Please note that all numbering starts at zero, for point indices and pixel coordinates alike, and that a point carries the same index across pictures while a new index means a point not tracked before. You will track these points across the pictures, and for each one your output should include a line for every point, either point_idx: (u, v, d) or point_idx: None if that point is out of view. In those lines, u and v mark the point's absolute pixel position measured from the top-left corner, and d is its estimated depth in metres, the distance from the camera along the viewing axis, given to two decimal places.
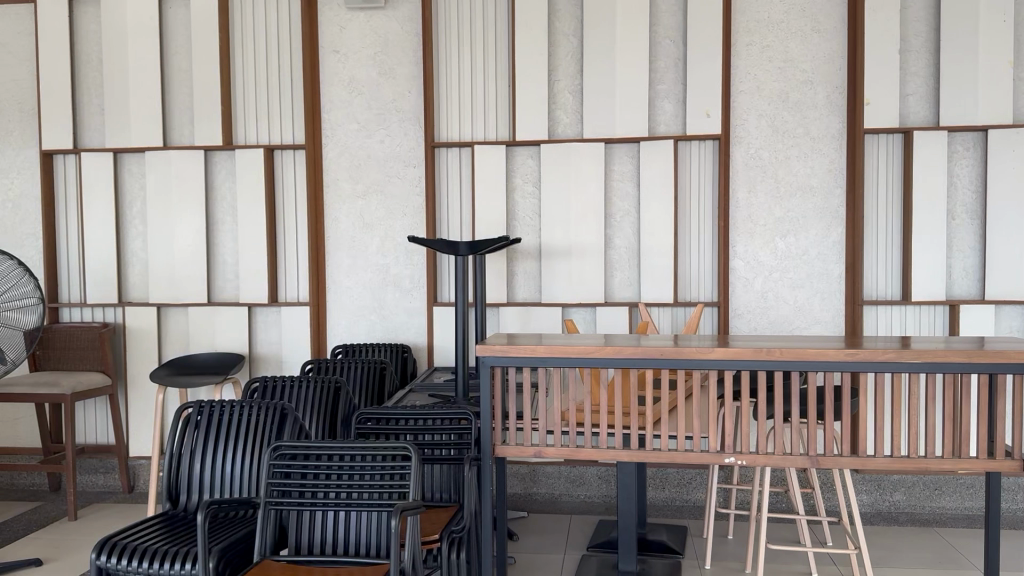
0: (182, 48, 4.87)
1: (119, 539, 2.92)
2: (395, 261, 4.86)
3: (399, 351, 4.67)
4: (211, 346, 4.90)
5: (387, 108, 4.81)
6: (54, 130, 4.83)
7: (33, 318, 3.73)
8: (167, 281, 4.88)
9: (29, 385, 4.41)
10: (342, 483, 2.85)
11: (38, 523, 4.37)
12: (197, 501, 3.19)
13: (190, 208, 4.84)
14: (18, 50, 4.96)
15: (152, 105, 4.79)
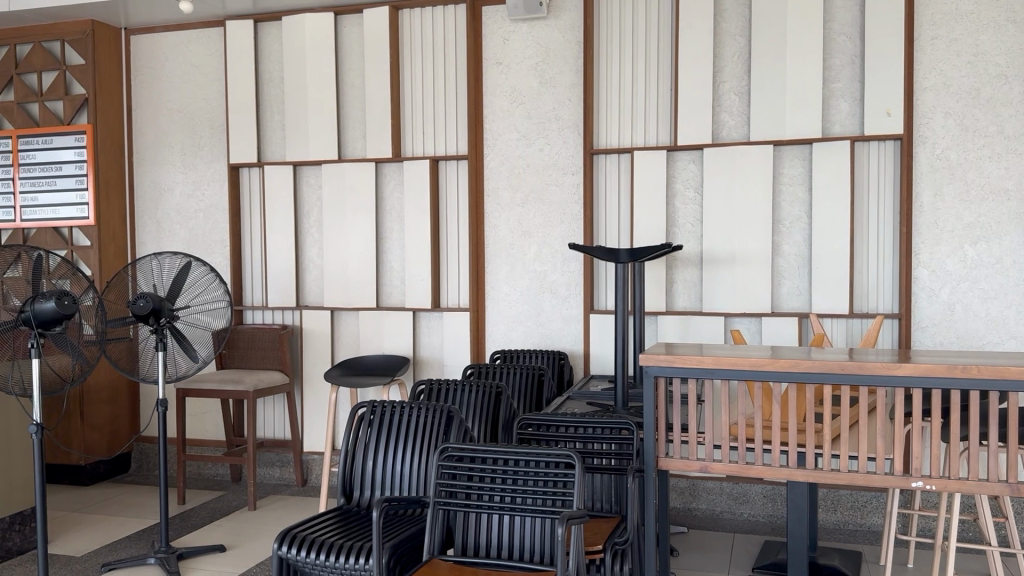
0: (356, 65, 5.10)
1: (299, 530, 3.07)
2: (553, 268, 4.86)
3: (556, 357, 4.65)
4: (379, 348, 5.08)
5: (547, 117, 4.83)
6: (241, 146, 5.18)
7: (223, 320, 4.05)
8: (340, 286, 5.12)
9: (217, 381, 4.74)
10: (506, 487, 2.86)
11: (222, 511, 4.67)
12: (369, 497, 3.31)
13: (361, 217, 5.06)
14: (209, 71, 5.33)
15: (329, 121, 5.05)
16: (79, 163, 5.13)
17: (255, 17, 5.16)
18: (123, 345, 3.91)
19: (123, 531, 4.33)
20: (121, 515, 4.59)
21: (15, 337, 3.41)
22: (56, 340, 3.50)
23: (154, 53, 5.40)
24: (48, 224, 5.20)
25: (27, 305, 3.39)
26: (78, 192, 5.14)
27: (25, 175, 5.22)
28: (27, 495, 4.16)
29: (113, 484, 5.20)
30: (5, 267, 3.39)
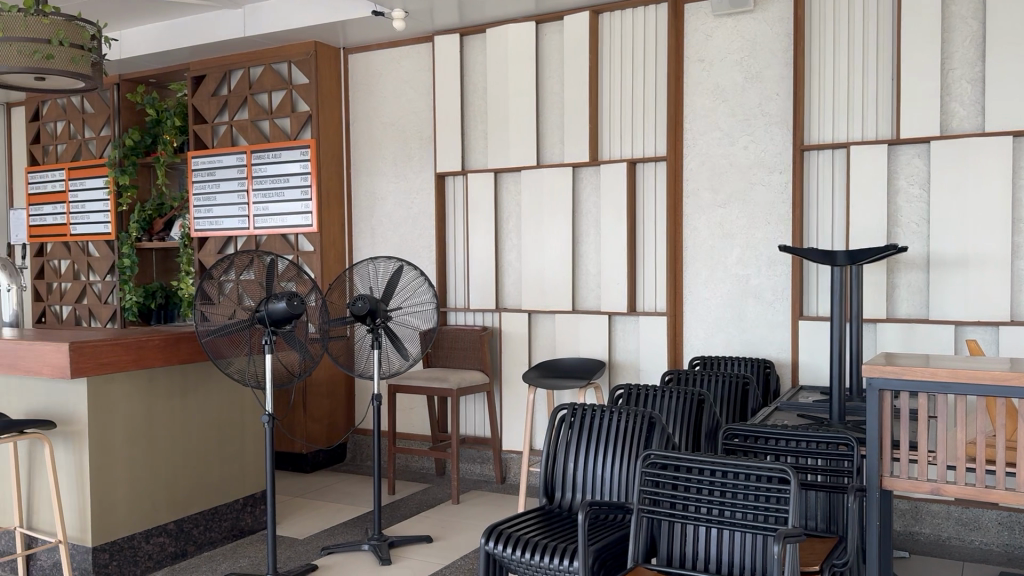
0: (555, 71, 5.16)
1: (505, 527, 3.12)
2: (756, 271, 4.66)
3: (761, 366, 4.46)
4: (574, 352, 5.11)
5: (752, 113, 4.64)
6: (446, 155, 5.41)
7: (430, 321, 4.22)
8: (538, 290, 5.20)
9: (423, 379, 4.97)
10: (714, 499, 2.71)
11: (428, 503, 4.89)
12: (571, 499, 3.30)
13: (559, 221, 5.11)
14: (418, 84, 5.60)
15: (529, 127, 5.15)
16: (303, 175, 5.56)
17: (461, 31, 5.36)
18: (341, 343, 4.19)
19: (340, 517, 4.64)
20: (338, 502, 4.91)
21: (250, 335, 3.74)
22: (286, 337, 3.83)
23: (369, 70, 5.76)
24: (277, 231, 5.67)
25: (261, 305, 3.73)
26: (303, 202, 5.57)
27: (258, 187, 5.72)
28: (256, 478, 4.55)
29: (329, 472, 5.58)
30: (241, 270, 3.74)
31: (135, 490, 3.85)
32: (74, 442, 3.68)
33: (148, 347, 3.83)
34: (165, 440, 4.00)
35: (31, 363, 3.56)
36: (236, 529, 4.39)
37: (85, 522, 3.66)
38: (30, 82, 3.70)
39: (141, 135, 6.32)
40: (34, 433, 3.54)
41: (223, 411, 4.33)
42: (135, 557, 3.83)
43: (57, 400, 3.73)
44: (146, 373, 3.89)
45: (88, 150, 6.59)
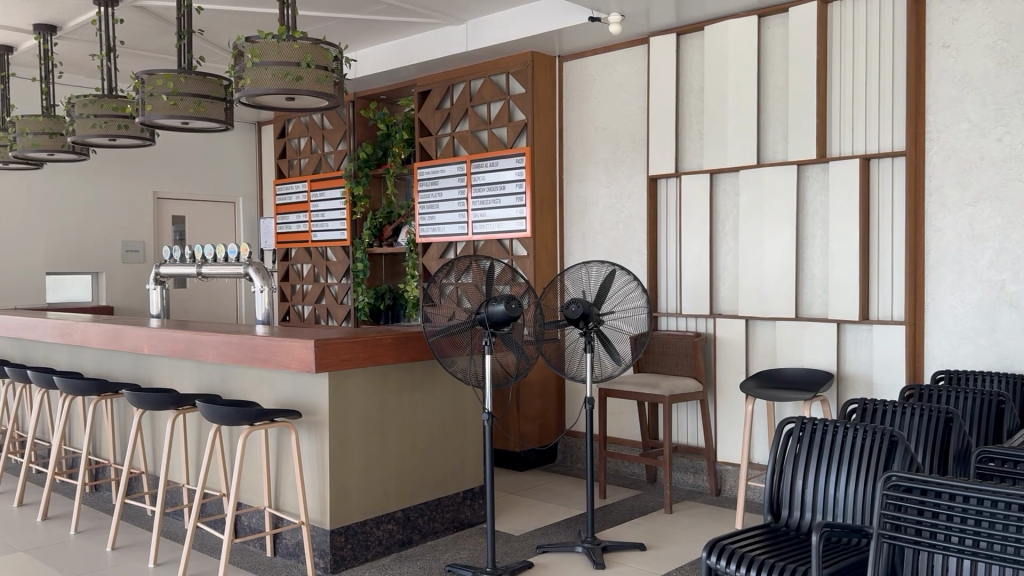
0: (779, 66, 4.94)
1: (728, 543, 2.98)
2: (1013, 277, 4.18)
3: (1019, 383, 3.98)
4: (797, 362, 4.84)
5: (1008, 101, 4.17)
6: (660, 158, 5.34)
7: (641, 326, 4.11)
8: (757, 296, 5.00)
9: (635, 384, 4.93)
10: (968, 529, 2.40)
11: (641, 510, 4.84)
12: (801, 519, 3.11)
13: (782, 222, 4.87)
14: (632, 87, 5.58)
15: (749, 126, 4.96)
16: (518, 182, 5.72)
17: (677, 30, 5.28)
18: (553, 345, 4.25)
19: (554, 517, 4.71)
20: (551, 502, 4.99)
21: (471, 336, 3.88)
22: (504, 339, 3.93)
23: (584, 75, 5.82)
24: (494, 236, 5.88)
25: (481, 307, 3.85)
26: (518, 208, 5.73)
27: (476, 194, 5.96)
28: (476, 473, 4.73)
29: (542, 472, 5.70)
30: (460, 273, 3.88)
31: (368, 479, 4.13)
32: (317, 431, 4.01)
33: (381, 346, 4.07)
34: (395, 433, 4.26)
35: (280, 358, 3.88)
36: (457, 521, 4.59)
37: (325, 506, 3.98)
38: (282, 102, 4.04)
39: (373, 148, 6.84)
40: (283, 421, 3.90)
41: (446, 408, 4.55)
42: (367, 541, 4.11)
43: (302, 392, 4.09)
44: (379, 369, 4.17)
45: (326, 164, 7.19)
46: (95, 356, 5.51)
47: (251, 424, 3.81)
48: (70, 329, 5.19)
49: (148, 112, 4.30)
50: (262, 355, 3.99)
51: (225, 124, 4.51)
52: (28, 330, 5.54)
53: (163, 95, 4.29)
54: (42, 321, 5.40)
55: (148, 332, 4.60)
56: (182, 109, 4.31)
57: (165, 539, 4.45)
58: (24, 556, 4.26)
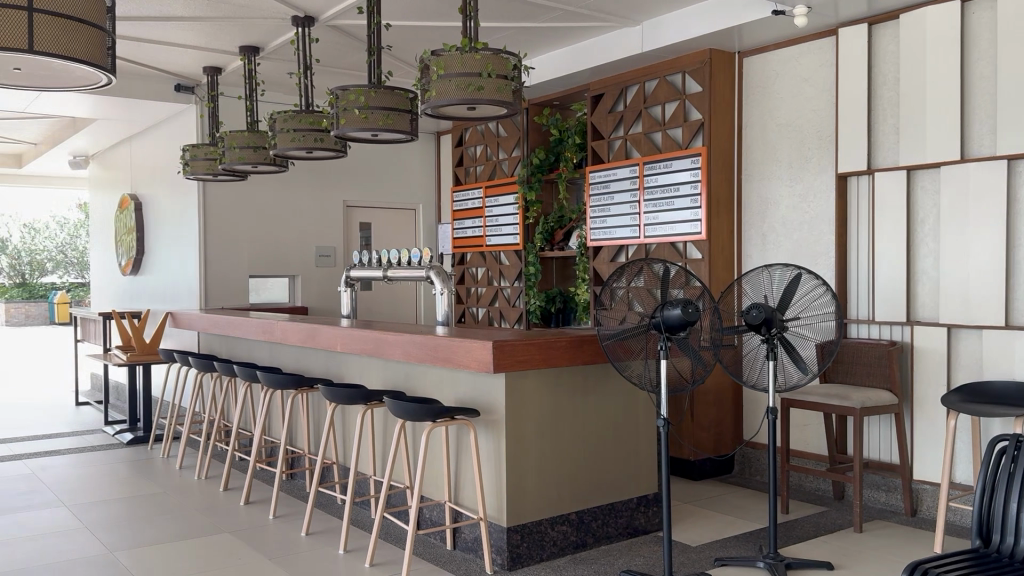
0: (985, 51, 4.52)
1: (931, 566, 2.71)
2: None
3: None
4: (1007, 375, 4.41)
5: None
6: (850, 156, 5.06)
7: (827, 333, 3.85)
8: (960, 303, 4.60)
9: (822, 395, 4.68)
10: None
11: (828, 528, 4.59)
12: (1015, 545, 2.80)
13: (989, 222, 4.46)
14: (818, 81, 5.32)
15: (952, 119, 4.59)
16: (693, 183, 5.60)
17: (870, 19, 4.99)
18: (730, 351, 4.03)
19: (733, 530, 4.56)
20: (729, 514, 4.84)
21: (647, 341, 3.82)
22: (680, 344, 3.81)
23: (766, 71, 5.61)
24: (667, 240, 5.79)
25: (656, 312, 3.76)
26: (693, 210, 5.60)
27: (649, 197, 5.89)
28: (650, 481, 4.68)
29: (718, 482, 5.54)
30: (632, 277, 3.84)
31: (543, 479, 4.19)
32: (494, 430, 4.11)
33: (557, 349, 4.11)
34: (570, 436, 4.29)
35: (461, 358, 4.01)
36: (631, 527, 4.55)
37: (501, 504, 4.06)
38: (464, 111, 4.18)
39: (546, 154, 6.92)
40: (463, 419, 4.02)
41: (619, 412, 4.52)
42: (542, 541, 4.16)
43: (481, 391, 4.20)
44: (554, 372, 4.21)
45: (501, 170, 7.37)
46: (292, 354, 5.94)
47: (433, 421, 3.96)
48: (271, 328, 5.62)
49: (342, 125, 4.59)
50: (444, 355, 4.13)
51: (410, 134, 4.72)
52: (235, 328, 6.06)
53: (355, 109, 4.56)
54: (247, 320, 5.88)
55: (340, 331, 4.90)
56: (372, 121, 4.56)
57: (354, 528, 4.72)
58: (232, 536, 4.66)
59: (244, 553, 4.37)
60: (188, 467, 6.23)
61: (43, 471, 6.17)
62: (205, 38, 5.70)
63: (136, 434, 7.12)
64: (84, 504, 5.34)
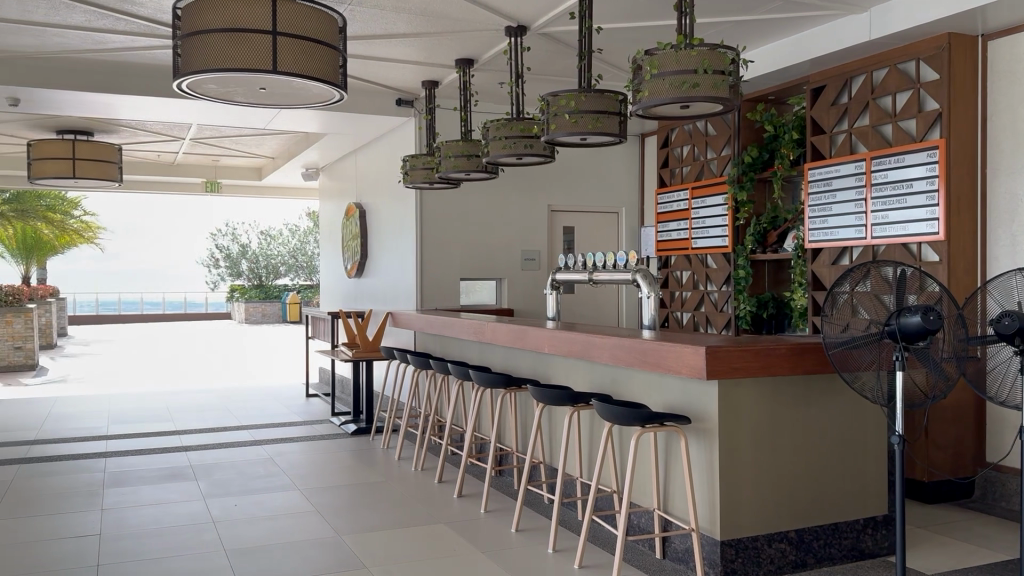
0: None
1: None
2: None
3: None
4: None
5: None
6: None
7: None
8: None
9: None
10: None
11: None
12: None
13: None
14: None
15: None
16: (929, 179, 5.13)
17: None
18: (972, 364, 3.46)
19: (976, 559, 4.13)
20: (970, 542, 4.40)
21: (881, 350, 3.52)
22: (919, 354, 3.48)
23: (1014, 54, 5.04)
24: (899, 241, 5.34)
25: (891, 318, 3.48)
26: (928, 207, 5.12)
27: (877, 195, 5.47)
28: (879, 502, 4.34)
29: (955, 507, 5.05)
30: (858, 281, 3.55)
31: (759, 494, 4.00)
32: (707, 439, 3.98)
33: (776, 356, 3.91)
34: (789, 450, 4.08)
35: (671, 363, 3.91)
36: (857, 550, 4.25)
37: (715, 516, 3.93)
38: (677, 111, 4.10)
39: (759, 151, 6.66)
40: (673, 426, 3.93)
41: (844, 427, 4.23)
42: (757, 558, 3.98)
43: (693, 398, 4.09)
44: (771, 380, 4.02)
45: (709, 170, 7.17)
46: (501, 354, 6.11)
47: (643, 426, 3.90)
48: (481, 328, 5.81)
49: (553, 130, 4.66)
50: (652, 360, 4.05)
51: (619, 137, 4.70)
52: (448, 328, 6.33)
53: (565, 114, 4.62)
54: (459, 321, 6.12)
55: (548, 332, 4.96)
56: (582, 125, 4.59)
57: (562, 529, 4.77)
58: (446, 527, 4.86)
59: (458, 545, 4.55)
60: (405, 459, 6.58)
61: (280, 456, 6.78)
62: (423, 53, 6.00)
63: (359, 425, 7.64)
64: (316, 489, 5.80)
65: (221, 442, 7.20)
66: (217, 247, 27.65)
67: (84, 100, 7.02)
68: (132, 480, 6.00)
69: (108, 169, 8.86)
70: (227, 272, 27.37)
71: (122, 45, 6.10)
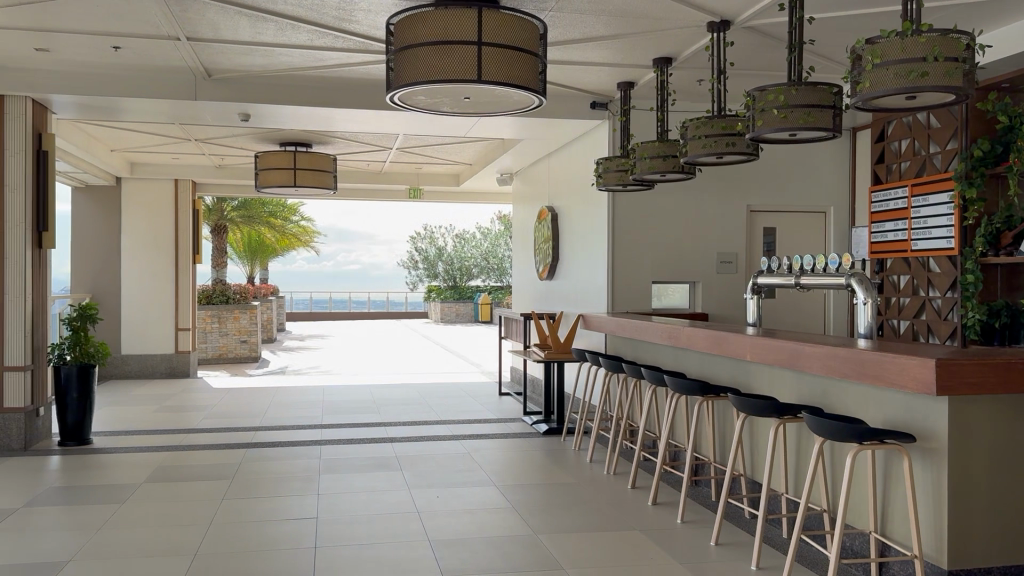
0: None
1: None
2: None
3: None
4: None
5: None
6: None
7: None
8: None
9: None
10: None
11: None
12: None
13: None
14: None
15: None
16: None
17: None
18: None
19: None
20: None
21: None
22: None
23: None
24: None
25: None
26: None
27: None
28: None
29: None
30: None
31: (995, 522, 3.61)
32: (934, 460, 3.65)
33: (1019, 372, 3.51)
34: None
35: (894, 376, 3.62)
36: None
37: (941, 543, 3.59)
38: (902, 101, 3.79)
39: (990, 144, 6.06)
40: (894, 444, 3.63)
41: None
42: None
43: (917, 414, 3.76)
44: (1012, 397, 3.61)
45: (932, 166, 6.67)
46: (698, 359, 5.94)
47: (860, 443, 3.63)
48: (677, 333, 5.65)
49: (759, 127, 4.45)
50: (872, 372, 3.76)
51: (833, 132, 4.42)
52: (642, 332, 6.22)
53: (773, 109, 4.40)
54: (653, 325, 6.01)
55: (750, 340, 4.75)
56: (791, 121, 4.36)
57: (765, 546, 4.55)
58: (642, 534, 4.78)
59: (654, 554, 4.46)
60: (597, 462, 6.57)
61: (476, 452, 6.98)
62: (621, 54, 5.97)
63: (551, 425, 7.73)
64: (512, 486, 5.91)
65: (421, 436, 7.53)
66: (415, 250, 29.14)
67: (305, 114, 7.61)
68: (343, 468, 6.42)
69: (323, 177, 9.56)
70: (424, 273, 28.78)
71: (338, 61, 6.54)
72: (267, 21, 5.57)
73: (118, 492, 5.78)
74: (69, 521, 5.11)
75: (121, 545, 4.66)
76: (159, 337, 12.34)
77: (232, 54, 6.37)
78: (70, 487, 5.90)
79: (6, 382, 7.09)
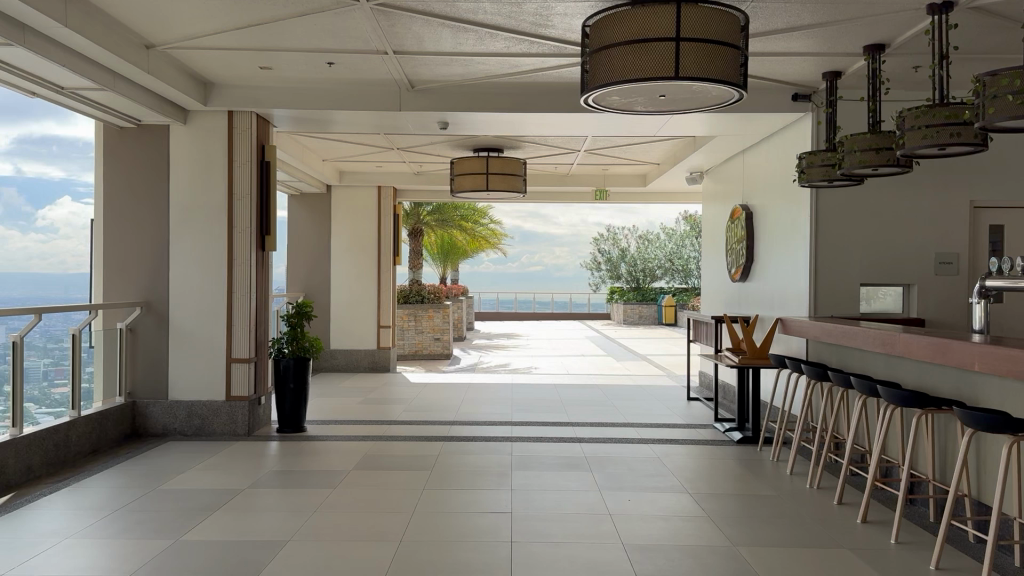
0: None
1: None
2: None
3: None
4: None
5: None
6: None
7: None
8: None
9: None
10: None
11: None
12: None
13: None
14: None
15: None
16: None
17: None
18: None
19: None
20: None
21: None
22: None
23: None
24: None
25: None
26: None
27: None
28: None
29: None
30: None
31: None
32: None
33: None
34: None
35: None
36: None
37: None
38: None
39: None
40: None
41: None
42: None
43: None
44: None
45: None
46: (914, 369, 5.52)
47: None
48: (891, 340, 5.27)
49: (990, 115, 4.07)
50: None
51: None
52: (848, 338, 5.86)
53: (1006, 95, 4.00)
54: (862, 331, 5.65)
55: (977, 348, 4.34)
56: None
57: None
58: (850, 553, 4.51)
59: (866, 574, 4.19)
60: (799, 474, 6.27)
61: (668, 457, 6.87)
62: (827, 43, 5.66)
63: (745, 434, 7.46)
64: (707, 494, 5.76)
65: (610, 438, 7.52)
66: (598, 251, 29.18)
67: (499, 120, 7.84)
68: (536, 465, 6.54)
69: (514, 180, 9.82)
70: (606, 274, 28.81)
71: (533, 67, 6.68)
72: (468, 31, 5.79)
73: (330, 478, 6.21)
74: (290, 503, 5.55)
75: (336, 529, 4.98)
76: (362, 334, 13.14)
77: (433, 65, 6.68)
78: (288, 471, 6.42)
79: (234, 373, 7.83)
